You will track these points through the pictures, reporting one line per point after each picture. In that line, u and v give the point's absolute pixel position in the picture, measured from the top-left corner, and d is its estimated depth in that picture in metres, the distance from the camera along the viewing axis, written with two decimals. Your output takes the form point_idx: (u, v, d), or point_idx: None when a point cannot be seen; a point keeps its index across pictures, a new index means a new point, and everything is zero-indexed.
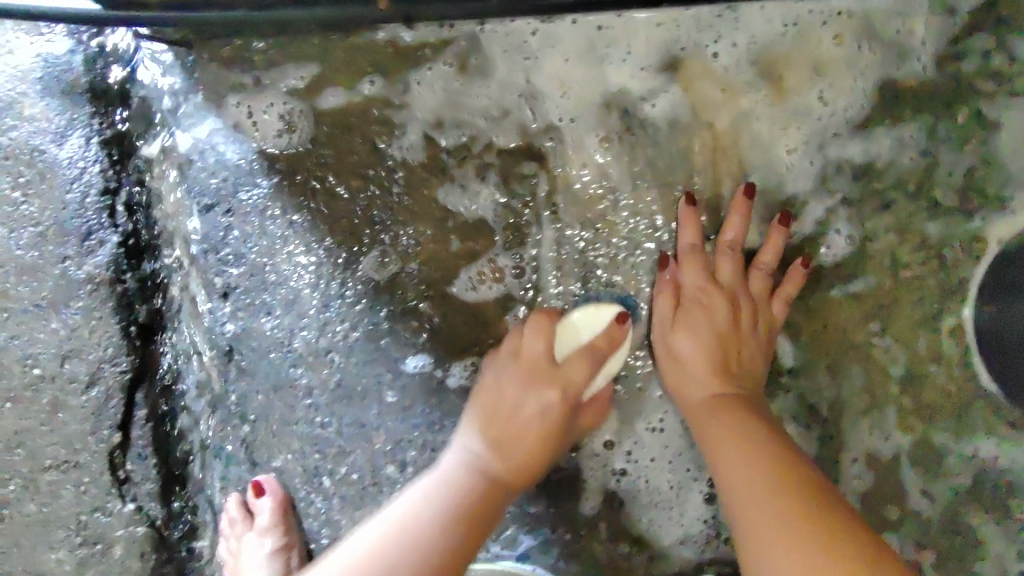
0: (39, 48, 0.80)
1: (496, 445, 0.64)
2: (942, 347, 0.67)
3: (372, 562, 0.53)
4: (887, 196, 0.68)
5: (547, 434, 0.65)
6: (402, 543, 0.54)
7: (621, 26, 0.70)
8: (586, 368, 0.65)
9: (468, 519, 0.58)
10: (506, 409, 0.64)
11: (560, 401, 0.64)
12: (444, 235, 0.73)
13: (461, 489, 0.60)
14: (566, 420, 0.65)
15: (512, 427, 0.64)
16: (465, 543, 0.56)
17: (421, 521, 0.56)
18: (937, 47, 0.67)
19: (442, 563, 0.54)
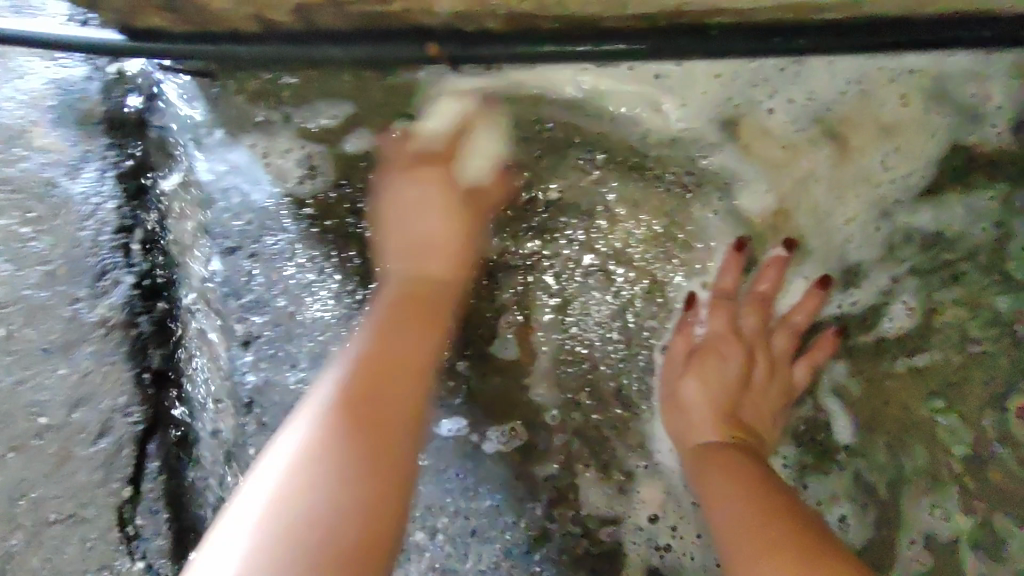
0: (54, 75, 0.76)
1: (409, 301, 0.56)
2: (1011, 429, 0.62)
3: (318, 438, 0.44)
4: (958, 267, 0.64)
5: (447, 231, 0.62)
6: (350, 399, 0.46)
7: (680, 75, 0.67)
8: (461, 148, 0.67)
9: (413, 362, 0.51)
10: (409, 258, 0.61)
11: (440, 206, 0.63)
12: (486, 289, 0.69)
13: (380, 345, 0.51)
14: (452, 218, 0.63)
15: (420, 287, 0.58)
16: (413, 390, 0.49)
17: (362, 381, 0.48)
18: (1012, 111, 0.63)
19: (393, 415, 0.47)
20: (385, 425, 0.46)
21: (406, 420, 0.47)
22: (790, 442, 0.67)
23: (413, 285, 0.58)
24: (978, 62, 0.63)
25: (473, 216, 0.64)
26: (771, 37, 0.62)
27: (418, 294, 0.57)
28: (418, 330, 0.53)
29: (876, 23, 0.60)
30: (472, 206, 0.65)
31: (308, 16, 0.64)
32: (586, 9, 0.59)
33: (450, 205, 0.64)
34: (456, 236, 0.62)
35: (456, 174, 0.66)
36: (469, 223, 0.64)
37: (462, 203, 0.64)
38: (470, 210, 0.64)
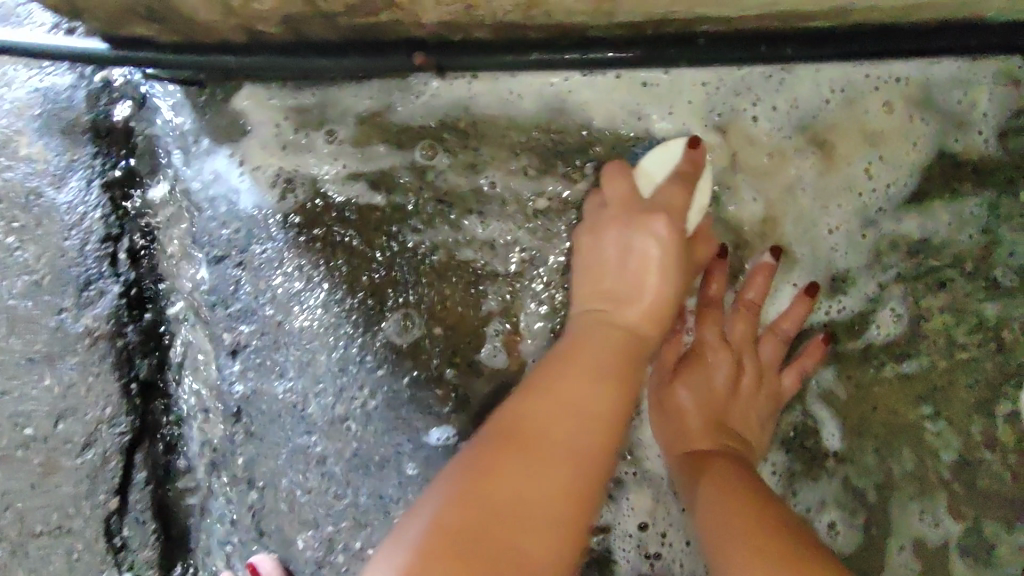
0: (38, 83, 0.74)
1: (580, 361, 0.54)
2: (998, 436, 0.63)
3: (455, 510, 0.45)
4: (944, 273, 0.65)
5: (660, 274, 0.59)
6: (492, 472, 0.47)
7: (669, 82, 0.67)
8: (686, 193, 0.62)
9: (568, 421, 0.50)
10: (597, 297, 0.60)
11: (660, 267, 0.60)
12: (473, 301, 0.70)
13: (549, 404, 0.51)
14: (671, 265, 0.60)
15: (611, 344, 0.56)
16: (564, 477, 0.48)
17: (505, 459, 0.47)
18: (998, 119, 0.64)
19: (543, 523, 0.46)
20: (518, 518, 0.45)
21: (549, 527, 0.46)
22: (779, 448, 0.67)
23: (614, 331, 0.57)
24: (965, 70, 0.63)
25: (687, 261, 0.62)
26: (759, 45, 0.62)
27: (626, 339, 0.57)
28: (601, 394, 0.52)
29: (865, 30, 0.60)
30: (685, 250, 0.61)
31: (294, 27, 0.63)
32: (574, 18, 0.59)
33: (672, 255, 0.60)
34: (661, 286, 0.59)
35: (681, 217, 0.61)
36: (672, 268, 0.60)
37: (682, 251, 0.61)
38: (683, 265, 0.61)
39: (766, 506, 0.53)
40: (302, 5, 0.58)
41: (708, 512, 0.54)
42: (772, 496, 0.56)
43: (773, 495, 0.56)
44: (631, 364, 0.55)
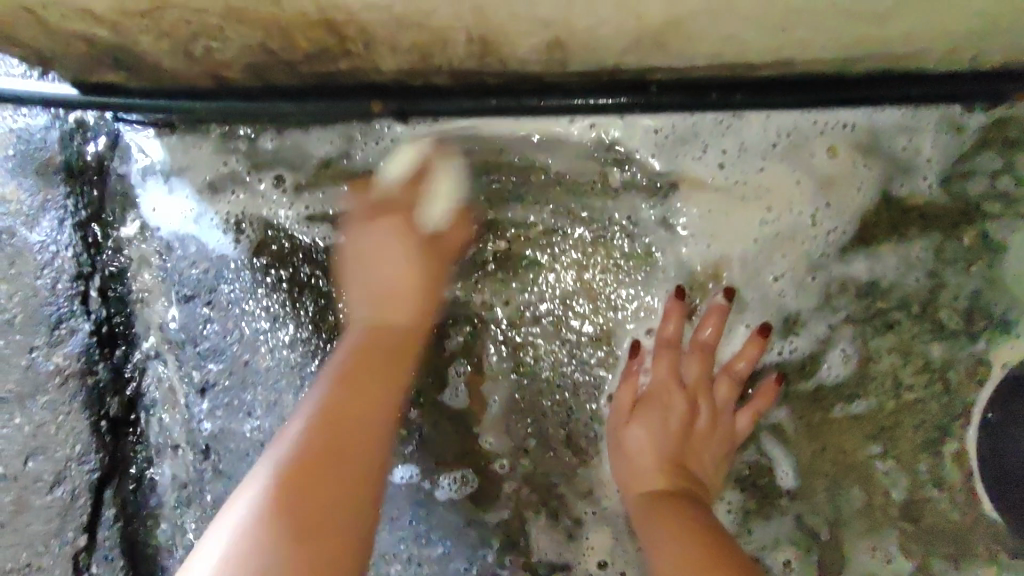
0: (11, 123, 0.75)
1: (370, 366, 0.60)
2: (944, 474, 0.65)
3: (292, 471, 0.51)
4: (892, 316, 0.67)
5: (416, 288, 0.67)
6: (322, 449, 0.52)
7: (624, 128, 0.68)
8: (416, 194, 0.69)
9: (356, 407, 0.56)
10: (410, 291, 0.66)
11: (395, 249, 0.67)
12: (438, 338, 0.71)
13: (345, 403, 0.56)
14: (426, 265, 0.67)
15: (382, 342, 0.63)
16: (364, 452, 0.54)
17: (327, 441, 0.53)
18: (942, 166, 0.66)
19: (356, 483, 0.53)
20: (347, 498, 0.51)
21: (359, 489, 0.53)
22: (734, 487, 0.68)
23: (376, 330, 0.64)
24: (907, 116, 0.65)
25: (431, 260, 0.68)
26: (709, 91, 0.64)
27: (381, 331, 0.64)
28: (382, 392, 0.59)
29: (810, 79, 0.62)
30: (428, 251, 0.68)
31: (260, 74, 0.65)
32: (527, 68, 0.61)
33: (420, 255, 0.67)
34: (420, 271, 0.67)
35: (415, 216, 0.68)
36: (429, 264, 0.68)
37: (431, 265, 0.68)
38: (429, 263, 0.68)
39: (720, 554, 0.53)
40: (264, 55, 0.60)
41: (663, 559, 0.54)
42: (729, 541, 0.56)
43: (729, 540, 0.56)
44: (400, 369, 0.61)
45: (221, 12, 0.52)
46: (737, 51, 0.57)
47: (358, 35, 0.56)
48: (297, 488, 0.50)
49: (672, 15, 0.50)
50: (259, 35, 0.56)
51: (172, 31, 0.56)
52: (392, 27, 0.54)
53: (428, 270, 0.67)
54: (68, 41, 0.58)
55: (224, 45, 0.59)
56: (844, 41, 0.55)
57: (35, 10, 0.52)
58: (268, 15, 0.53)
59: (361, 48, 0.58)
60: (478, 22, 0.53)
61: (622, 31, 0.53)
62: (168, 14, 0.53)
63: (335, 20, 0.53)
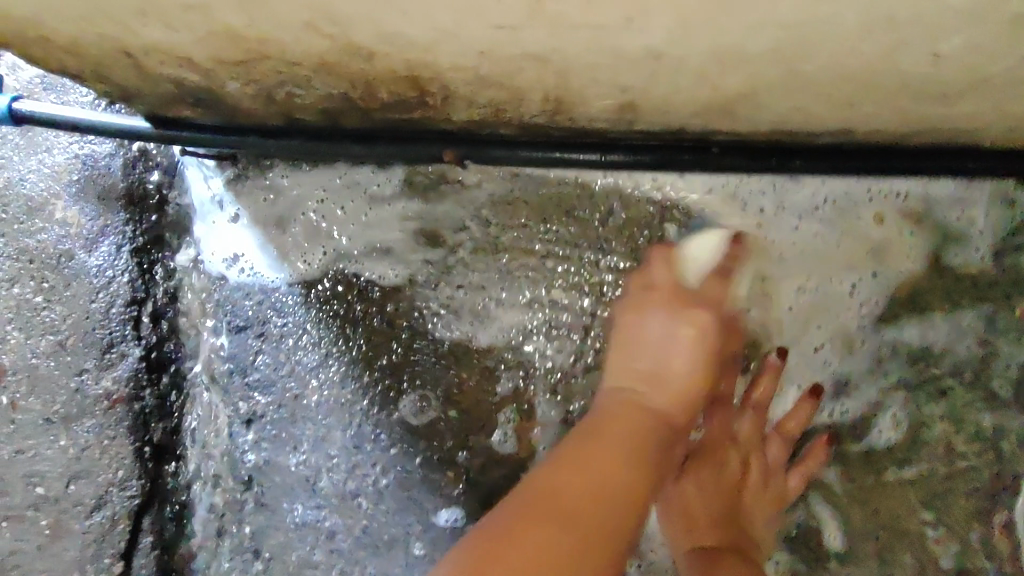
0: (78, 149, 0.78)
1: (614, 425, 0.62)
2: (995, 543, 0.65)
3: (508, 527, 0.53)
4: (944, 382, 0.67)
5: (690, 365, 0.64)
6: (516, 531, 0.52)
7: (680, 183, 0.71)
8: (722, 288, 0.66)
9: (607, 487, 0.57)
10: (636, 377, 0.65)
11: (691, 350, 0.65)
12: (490, 380, 0.72)
13: (593, 468, 0.58)
14: (704, 356, 0.65)
15: (640, 421, 0.63)
16: (609, 510, 0.55)
17: (539, 509, 0.54)
18: (997, 238, 0.67)
19: (563, 562, 0.50)
20: (555, 567, 0.50)
21: (568, 565, 0.51)
22: (783, 545, 0.68)
23: (634, 408, 0.63)
24: (962, 188, 0.67)
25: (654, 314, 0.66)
26: (769, 158, 0.66)
27: (640, 409, 0.63)
28: (638, 471, 0.59)
29: (869, 150, 0.64)
30: (721, 330, 0.66)
31: (332, 118, 0.67)
32: (596, 125, 0.62)
33: (697, 347, 0.65)
34: (694, 369, 0.65)
35: (682, 296, 0.65)
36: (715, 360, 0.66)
37: (698, 338, 0.64)
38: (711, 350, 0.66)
39: None
40: (341, 101, 0.62)
41: None
42: None
43: None
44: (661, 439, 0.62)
45: (311, 65, 0.54)
46: (803, 120, 0.58)
47: (440, 90, 0.57)
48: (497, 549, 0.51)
49: (752, 88, 0.52)
50: (343, 86, 0.58)
51: (260, 78, 0.57)
52: (476, 85, 0.55)
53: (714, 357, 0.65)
54: (156, 82, 0.60)
55: (305, 92, 0.60)
56: (908, 119, 0.56)
57: (133, 54, 0.54)
58: (356, 69, 0.54)
59: (438, 101, 0.60)
60: (560, 85, 0.54)
61: (695, 101, 0.55)
62: (262, 64, 0.54)
63: (422, 77, 0.54)
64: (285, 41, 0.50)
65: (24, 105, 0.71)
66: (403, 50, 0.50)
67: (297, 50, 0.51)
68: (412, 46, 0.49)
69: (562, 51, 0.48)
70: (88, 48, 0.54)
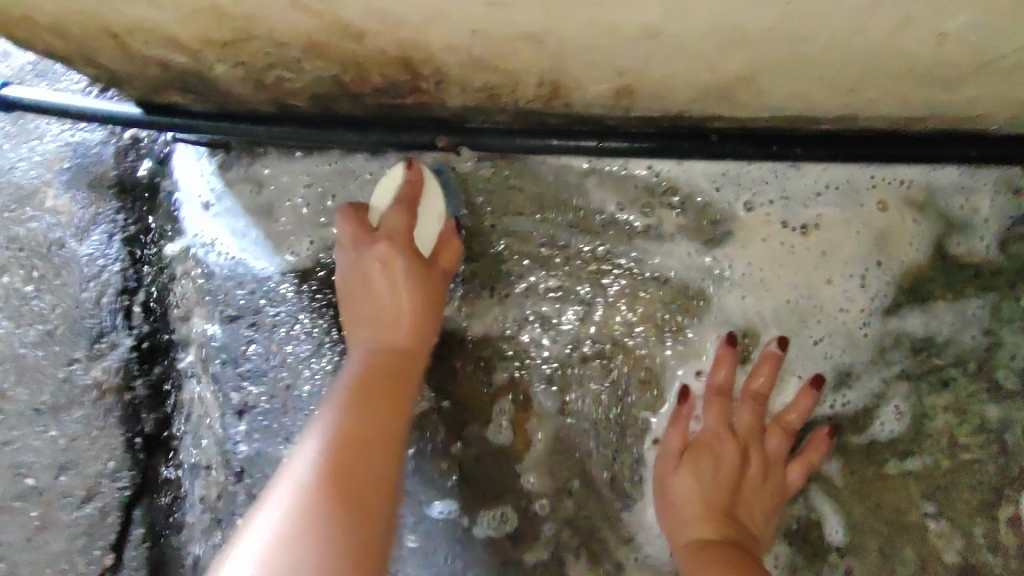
0: (70, 137, 0.76)
1: (371, 372, 0.60)
2: (1000, 538, 0.64)
3: (326, 479, 0.51)
4: (947, 373, 0.66)
5: (413, 310, 0.64)
6: (333, 469, 0.52)
7: (680, 171, 0.68)
8: (412, 219, 0.65)
9: (363, 429, 0.55)
10: (375, 325, 0.64)
11: (412, 280, 0.64)
12: (483, 371, 0.70)
13: (357, 410, 0.56)
14: (423, 289, 0.65)
15: (385, 362, 0.62)
16: (376, 431, 0.56)
17: (343, 455, 0.53)
18: (1002, 226, 0.66)
19: (371, 474, 0.53)
20: (373, 490, 0.53)
21: (376, 480, 0.53)
22: (782, 540, 0.67)
23: (388, 360, 0.62)
24: (966, 176, 0.65)
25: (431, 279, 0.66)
26: (771, 145, 0.64)
27: (393, 353, 0.63)
28: (387, 421, 0.57)
29: (871, 136, 0.62)
30: (432, 268, 0.66)
31: (325, 104, 0.66)
32: (592, 111, 0.61)
33: (420, 278, 0.65)
34: (416, 300, 0.64)
35: (413, 242, 0.65)
36: (431, 282, 0.66)
37: (430, 284, 0.65)
38: (434, 284, 0.66)
39: None
40: (333, 86, 0.61)
41: None
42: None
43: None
44: (394, 372, 0.61)
45: (301, 46, 0.53)
46: (803, 106, 0.57)
47: (432, 73, 0.56)
48: (301, 521, 0.48)
49: (752, 70, 0.50)
50: (333, 69, 0.57)
51: (249, 61, 0.56)
52: (470, 68, 0.54)
53: (433, 287, 0.65)
54: (143, 65, 0.59)
55: (296, 76, 0.59)
56: (912, 104, 0.55)
57: (119, 35, 0.53)
58: (347, 50, 0.53)
59: (431, 85, 0.59)
60: (555, 68, 0.53)
61: (693, 85, 0.54)
62: (250, 45, 0.53)
63: (414, 59, 0.53)
64: (272, 19, 0.49)
65: (13, 91, 0.72)
66: (394, 29, 0.49)
67: (286, 29, 0.50)
68: (403, 25, 0.48)
69: (557, 31, 0.47)
70: (73, 28, 0.53)
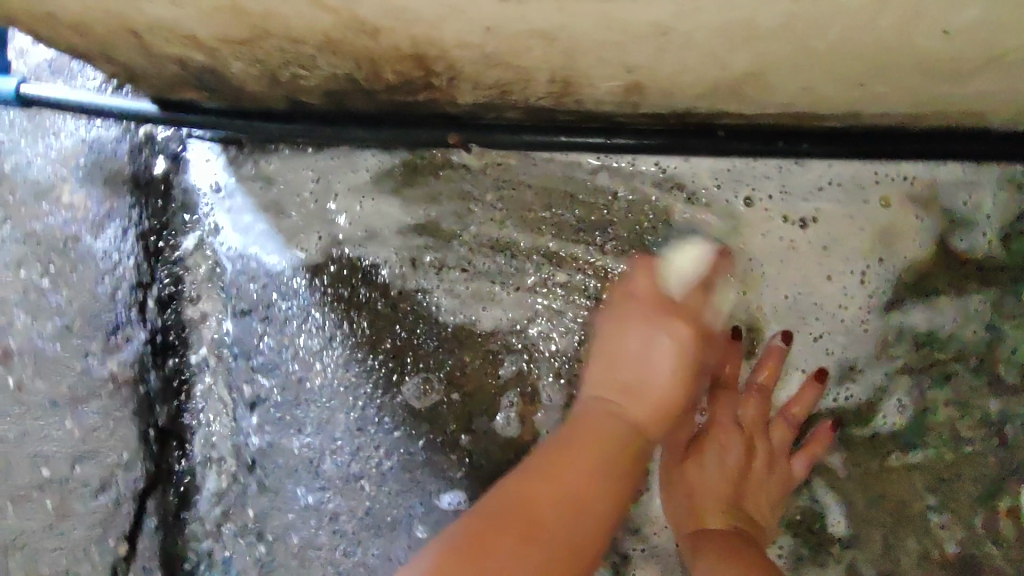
0: (85, 134, 0.77)
1: (590, 442, 0.61)
2: (1001, 529, 0.65)
3: (474, 529, 0.56)
4: (950, 367, 0.67)
5: (683, 387, 0.64)
6: (499, 516, 0.57)
7: (686, 167, 0.70)
8: (697, 297, 0.66)
9: (586, 487, 0.59)
10: (609, 387, 0.65)
11: (670, 353, 0.64)
12: (492, 365, 0.72)
13: (578, 466, 0.60)
14: (688, 361, 0.65)
15: (599, 427, 0.63)
16: (580, 484, 0.59)
17: (518, 502, 0.58)
18: (1004, 223, 0.67)
19: (550, 520, 0.56)
20: (549, 536, 0.56)
21: (547, 524, 0.56)
22: (786, 531, 0.67)
23: (614, 417, 0.63)
24: (969, 172, 0.67)
25: (635, 326, 0.66)
26: (776, 141, 0.65)
27: (615, 417, 0.63)
28: (592, 461, 0.60)
29: (875, 133, 0.64)
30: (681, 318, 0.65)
31: (338, 100, 0.67)
32: (601, 107, 0.62)
33: (679, 356, 0.64)
34: (676, 385, 0.64)
35: (661, 297, 0.65)
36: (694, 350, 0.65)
37: (694, 366, 0.65)
38: (694, 369, 0.66)
39: None
40: (346, 83, 0.62)
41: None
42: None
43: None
44: (615, 443, 0.62)
45: (317, 43, 0.54)
46: (809, 103, 0.58)
47: (445, 69, 0.57)
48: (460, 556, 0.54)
49: (759, 67, 0.52)
50: (348, 66, 0.58)
51: (266, 57, 0.58)
52: (482, 65, 0.55)
53: (691, 365, 0.65)
54: (161, 62, 0.60)
55: (310, 72, 0.60)
56: (916, 100, 0.56)
57: (138, 31, 0.54)
58: (362, 47, 0.54)
59: (443, 82, 0.60)
60: (565, 65, 0.54)
61: (701, 82, 0.55)
62: (267, 42, 0.55)
63: (428, 56, 0.55)
64: (288, 16, 0.50)
65: (31, 88, 0.73)
66: (409, 26, 0.50)
67: (303, 25, 0.51)
68: (417, 22, 0.49)
69: (569, 27, 0.48)
70: (94, 25, 0.54)
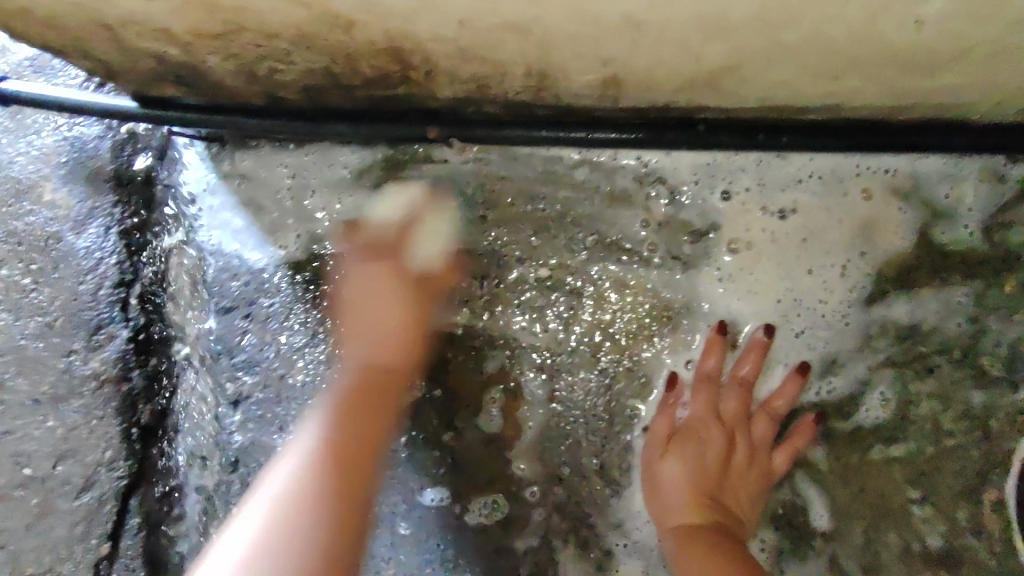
0: (68, 132, 0.78)
1: (371, 392, 0.64)
2: (983, 521, 0.65)
3: (323, 474, 0.56)
4: (932, 360, 0.67)
5: (406, 325, 0.68)
6: (325, 470, 0.56)
7: (668, 162, 0.69)
8: (405, 240, 0.71)
9: (348, 447, 0.58)
10: (377, 353, 0.66)
11: (393, 301, 0.68)
12: (474, 362, 0.72)
13: (343, 430, 0.59)
14: (411, 295, 0.69)
15: (371, 380, 0.65)
16: (352, 441, 0.59)
17: (342, 436, 0.59)
18: (985, 216, 0.66)
19: (356, 475, 0.57)
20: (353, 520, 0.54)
21: (336, 490, 0.55)
22: (769, 524, 0.67)
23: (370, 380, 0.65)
24: (952, 164, 0.66)
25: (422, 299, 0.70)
26: (755, 134, 0.65)
27: (375, 371, 0.65)
28: (349, 417, 0.61)
29: (856, 125, 0.63)
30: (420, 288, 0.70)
31: (317, 97, 0.67)
32: (580, 102, 0.62)
33: (409, 294, 0.69)
34: (401, 325, 0.68)
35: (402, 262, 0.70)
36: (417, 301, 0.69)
37: (410, 291, 0.69)
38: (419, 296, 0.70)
39: None
40: (324, 78, 0.62)
41: None
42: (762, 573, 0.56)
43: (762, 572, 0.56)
44: (387, 385, 0.65)
45: (291, 38, 0.54)
46: (787, 96, 0.58)
47: (421, 63, 0.57)
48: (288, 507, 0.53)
49: (735, 58, 0.51)
50: (323, 61, 0.58)
51: (241, 53, 0.57)
52: (457, 59, 0.55)
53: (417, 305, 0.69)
54: (139, 58, 0.60)
55: (287, 67, 0.60)
56: (895, 91, 0.56)
57: (112, 26, 0.54)
58: (337, 41, 0.54)
59: (420, 77, 0.60)
60: (542, 59, 0.54)
61: (677, 76, 0.55)
62: (242, 37, 0.55)
63: (403, 50, 0.54)
64: (262, 11, 0.50)
65: (10, 86, 0.73)
66: (382, 20, 0.50)
67: (276, 20, 0.51)
68: (389, 15, 0.49)
69: (543, 20, 0.47)
70: (67, 20, 0.54)
